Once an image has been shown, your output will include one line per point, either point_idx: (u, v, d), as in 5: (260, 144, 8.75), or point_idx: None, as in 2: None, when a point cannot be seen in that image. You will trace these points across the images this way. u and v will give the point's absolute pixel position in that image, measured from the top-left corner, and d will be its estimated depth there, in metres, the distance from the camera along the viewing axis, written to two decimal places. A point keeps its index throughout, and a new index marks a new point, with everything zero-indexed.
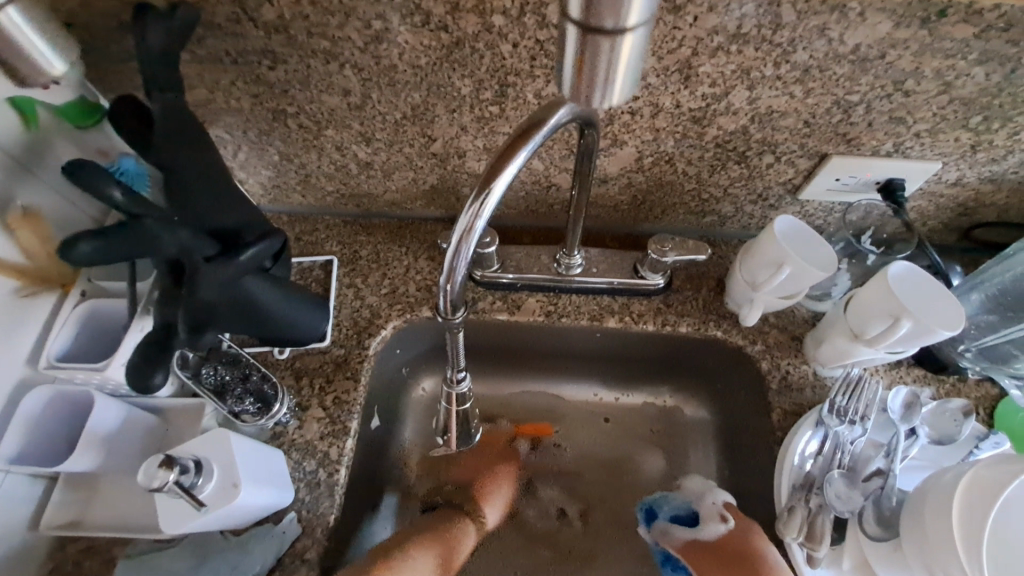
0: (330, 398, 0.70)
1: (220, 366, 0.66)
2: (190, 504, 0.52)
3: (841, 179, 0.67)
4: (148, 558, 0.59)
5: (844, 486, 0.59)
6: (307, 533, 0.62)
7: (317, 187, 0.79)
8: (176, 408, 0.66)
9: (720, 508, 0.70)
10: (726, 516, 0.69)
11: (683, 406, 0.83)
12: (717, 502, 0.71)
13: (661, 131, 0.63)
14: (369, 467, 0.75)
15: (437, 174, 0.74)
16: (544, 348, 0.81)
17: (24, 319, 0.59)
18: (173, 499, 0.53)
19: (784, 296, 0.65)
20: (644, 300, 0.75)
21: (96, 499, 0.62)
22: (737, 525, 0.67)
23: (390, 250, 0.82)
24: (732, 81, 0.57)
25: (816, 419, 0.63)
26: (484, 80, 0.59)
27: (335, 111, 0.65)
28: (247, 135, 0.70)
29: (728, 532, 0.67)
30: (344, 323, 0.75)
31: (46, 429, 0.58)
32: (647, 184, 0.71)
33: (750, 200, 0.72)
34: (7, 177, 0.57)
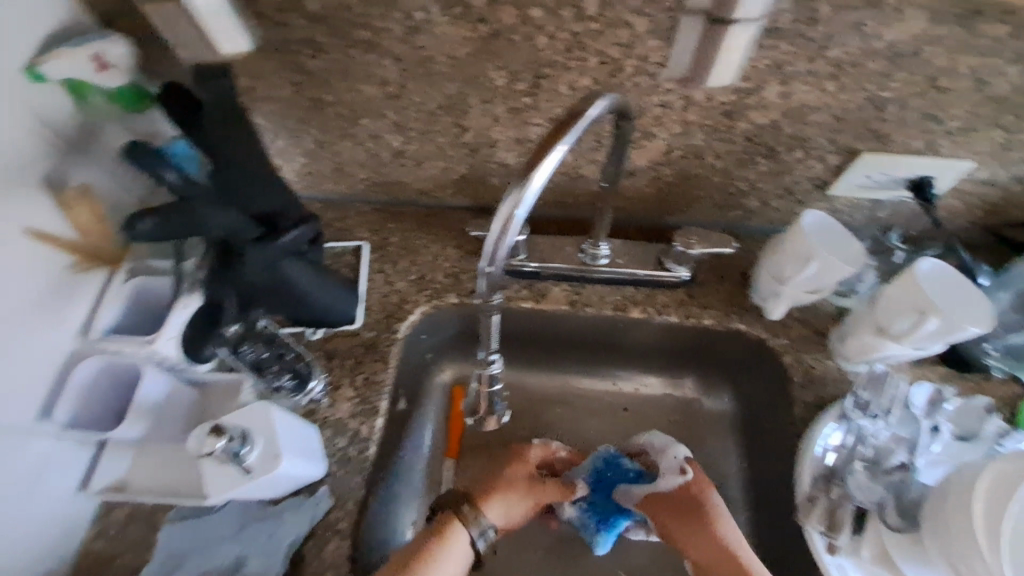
0: (360, 378, 0.72)
1: (257, 343, 0.67)
2: (237, 471, 0.55)
3: (873, 176, 0.68)
4: (197, 521, 0.63)
5: (865, 477, 0.61)
6: (338, 506, 0.65)
7: (349, 175, 0.81)
8: (214, 384, 0.69)
9: (681, 462, 0.73)
10: (685, 469, 0.73)
11: (703, 398, 0.85)
12: (677, 458, 0.74)
13: (692, 124, 0.63)
14: (395, 447, 0.78)
15: (467, 164, 0.76)
16: (568, 338, 0.82)
17: (77, 293, 0.62)
18: (219, 468, 0.55)
19: (810, 291, 0.66)
20: (668, 292, 0.76)
21: (139, 467, 0.65)
22: (693, 478, 0.72)
23: (419, 238, 0.84)
24: (765, 75, 0.58)
25: (840, 413, 0.64)
26: (519, 72, 0.60)
27: (372, 100, 0.67)
28: (285, 123, 0.72)
29: (688, 484, 0.72)
30: (374, 307, 0.78)
31: (95, 398, 0.62)
32: (675, 177, 0.71)
33: (776, 195, 0.73)
34: (62, 158, 0.59)
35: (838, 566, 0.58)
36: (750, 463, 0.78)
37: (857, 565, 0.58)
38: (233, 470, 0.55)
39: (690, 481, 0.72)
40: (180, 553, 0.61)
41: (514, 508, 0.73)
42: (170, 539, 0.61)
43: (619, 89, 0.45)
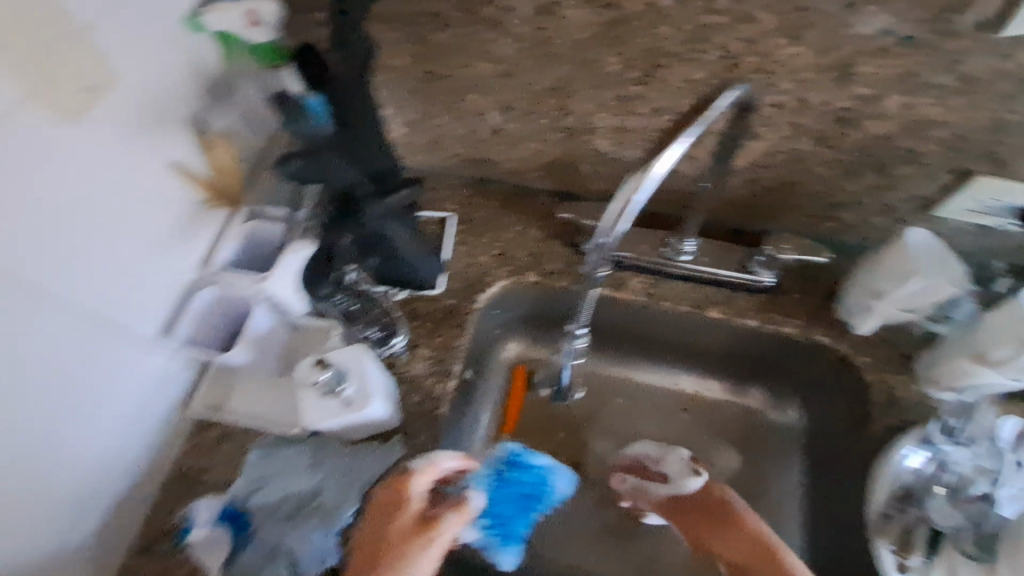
0: (437, 341, 0.76)
1: (347, 295, 0.74)
2: (332, 407, 0.60)
3: (982, 202, 0.66)
4: (278, 450, 0.67)
5: (945, 503, 0.60)
6: (410, 456, 0.68)
7: (445, 148, 0.84)
8: (306, 327, 0.75)
9: (687, 462, 0.79)
10: (698, 469, 0.78)
11: (768, 409, 0.84)
12: (682, 459, 0.79)
13: (802, 128, 0.63)
14: (459, 411, 0.81)
15: (562, 148, 0.78)
16: (637, 330, 0.84)
17: (202, 226, 0.69)
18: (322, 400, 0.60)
19: (905, 309, 0.64)
20: (750, 296, 0.75)
21: (234, 392, 0.71)
22: (709, 482, 0.77)
23: (504, 215, 0.86)
24: (889, 84, 0.57)
25: (922, 435, 0.61)
26: (635, 60, 0.62)
27: (484, 77, 0.70)
28: (396, 93, 0.76)
29: (704, 484, 0.77)
30: (456, 276, 0.81)
31: (207, 323, 0.68)
32: (772, 181, 0.71)
33: (876, 210, 0.71)
34: (205, 103, 0.66)
35: None
36: (815, 480, 0.77)
37: None
38: (329, 406, 0.60)
39: (706, 486, 0.76)
40: (260, 478, 0.65)
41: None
42: (256, 462, 0.66)
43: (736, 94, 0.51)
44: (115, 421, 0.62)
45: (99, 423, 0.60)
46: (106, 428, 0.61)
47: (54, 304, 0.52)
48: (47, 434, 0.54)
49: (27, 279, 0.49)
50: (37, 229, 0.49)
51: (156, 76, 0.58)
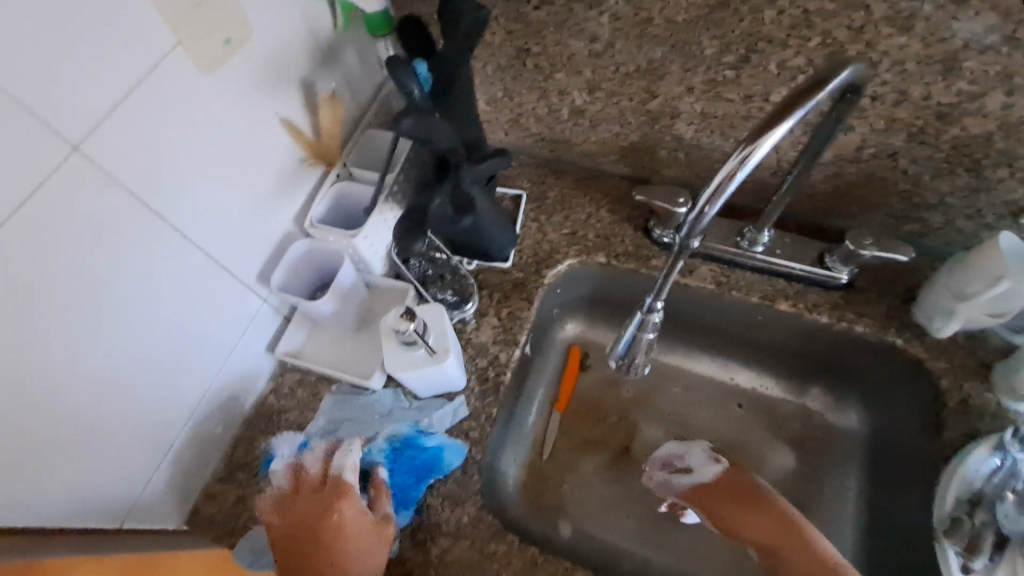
0: (504, 311, 0.78)
1: (423, 260, 0.80)
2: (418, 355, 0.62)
3: None
4: (350, 398, 0.72)
5: (1017, 510, 0.58)
6: (473, 417, 0.71)
7: (524, 127, 0.87)
8: (383, 287, 0.78)
9: (711, 453, 0.77)
10: (718, 458, 0.75)
11: (828, 412, 0.83)
12: (704, 452, 0.77)
13: (897, 122, 0.62)
14: (518, 381, 0.83)
15: (642, 132, 0.79)
16: (699, 320, 0.84)
17: (301, 182, 0.73)
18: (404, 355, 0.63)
19: (991, 314, 0.63)
20: (822, 292, 0.75)
21: (315, 342, 0.76)
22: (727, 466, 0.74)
23: (575, 196, 0.88)
24: (998, 80, 0.56)
25: (997, 442, 0.60)
26: (732, 43, 0.62)
27: (575, 55, 0.72)
28: (486, 69, 0.79)
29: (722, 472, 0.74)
30: (526, 251, 0.83)
31: (299, 274, 0.73)
32: (857, 176, 0.70)
33: (964, 214, 0.69)
34: (317, 66, 0.70)
35: None
36: (875, 486, 0.76)
37: None
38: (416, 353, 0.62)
39: (725, 470, 0.74)
40: (337, 421, 0.70)
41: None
42: (334, 407, 0.72)
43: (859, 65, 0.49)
44: (214, 353, 0.66)
45: (200, 351, 0.64)
46: (206, 358, 0.65)
47: (172, 229, 0.57)
48: (155, 352, 0.59)
49: (153, 202, 0.54)
50: (165, 156, 0.54)
51: (275, 29, 0.62)
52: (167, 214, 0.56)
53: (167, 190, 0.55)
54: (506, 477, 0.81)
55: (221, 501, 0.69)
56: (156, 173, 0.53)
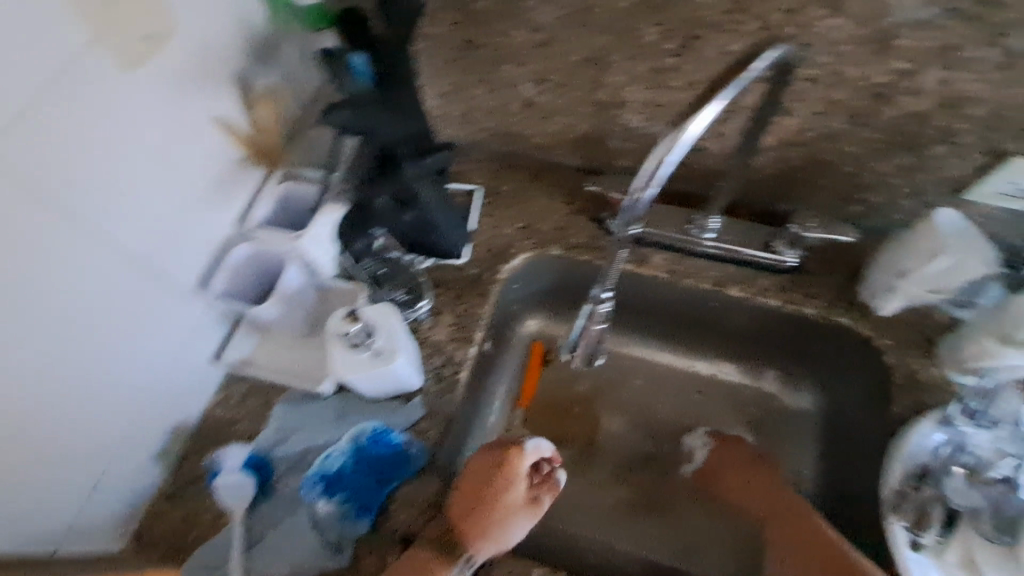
0: (461, 308, 0.77)
1: (374, 260, 0.76)
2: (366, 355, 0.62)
3: (1017, 184, 0.65)
4: (301, 407, 0.69)
5: (962, 483, 0.59)
6: (430, 417, 0.70)
7: (476, 121, 0.85)
8: (335, 290, 0.75)
9: (704, 434, 0.85)
10: (706, 437, 0.84)
11: (783, 394, 0.85)
12: (701, 435, 0.85)
13: (836, 104, 0.63)
14: (479, 379, 0.82)
15: (592, 122, 0.78)
16: (657, 309, 0.84)
17: (240, 183, 0.70)
18: (356, 358, 0.62)
19: (932, 291, 0.64)
20: (773, 276, 0.76)
21: (263, 349, 0.72)
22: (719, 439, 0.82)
23: (531, 190, 0.87)
24: (930, 59, 0.56)
25: (942, 417, 0.62)
26: (673, 30, 0.62)
27: (520, 45, 0.71)
28: (431, 63, 0.77)
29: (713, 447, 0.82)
30: (481, 247, 0.82)
31: (241, 279, 0.69)
32: (802, 160, 0.71)
33: (905, 193, 0.71)
34: (251, 61, 0.67)
35: (918, 561, 0.56)
36: (829, 464, 0.77)
37: (940, 568, 0.56)
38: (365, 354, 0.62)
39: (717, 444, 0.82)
40: (288, 429, 0.68)
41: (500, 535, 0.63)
42: (285, 414, 0.69)
43: (767, 54, 0.54)
44: (154, 366, 0.63)
45: (138, 364, 0.61)
46: (145, 370, 0.62)
47: (103, 230, 0.54)
48: (90, 364, 0.56)
49: (76, 210, 0.51)
50: (85, 158, 0.51)
51: (203, 25, 0.60)
52: (93, 218, 0.53)
53: (95, 190, 0.52)
54: None
55: (167, 521, 0.65)
56: (84, 170, 0.51)
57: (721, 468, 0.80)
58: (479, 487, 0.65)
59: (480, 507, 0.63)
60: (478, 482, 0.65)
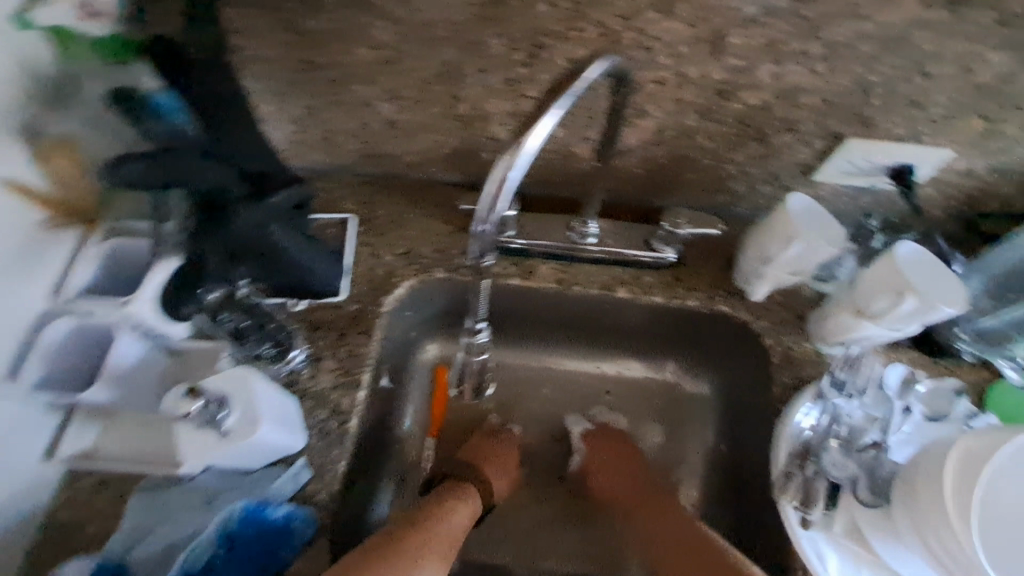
0: (343, 350, 0.71)
1: (236, 312, 0.64)
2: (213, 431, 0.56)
3: (854, 162, 0.69)
4: (163, 492, 0.61)
5: (839, 454, 0.62)
6: (318, 477, 0.64)
7: (338, 144, 0.78)
8: (192, 351, 0.66)
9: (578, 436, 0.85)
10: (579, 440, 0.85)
11: (684, 383, 0.86)
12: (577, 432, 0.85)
13: (685, 103, 0.64)
14: (377, 421, 0.76)
15: (459, 137, 0.75)
16: (555, 318, 0.83)
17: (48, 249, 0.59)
18: (197, 434, 0.56)
19: (792, 273, 0.67)
20: (655, 273, 0.76)
21: (109, 433, 0.63)
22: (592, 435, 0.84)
23: (407, 211, 0.81)
24: (760, 55, 0.58)
25: (816, 392, 0.66)
26: (517, 40, 0.60)
27: (364, 64, 0.65)
28: (270, 86, 0.69)
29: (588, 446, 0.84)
30: (360, 280, 0.76)
31: (64, 360, 0.59)
32: (666, 157, 0.72)
33: (763, 179, 0.74)
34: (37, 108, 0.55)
35: (810, 539, 0.60)
36: (728, 446, 0.79)
37: (828, 538, 0.60)
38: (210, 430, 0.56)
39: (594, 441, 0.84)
40: (145, 525, 0.59)
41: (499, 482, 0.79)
42: (140, 509, 0.60)
43: (608, 56, 0.47)
44: None
45: None
46: None
47: None
48: None
49: None
50: None
51: None
52: None
53: None
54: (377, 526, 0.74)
55: None
56: None
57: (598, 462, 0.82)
58: (490, 449, 0.80)
59: (494, 464, 0.79)
60: (487, 445, 0.81)
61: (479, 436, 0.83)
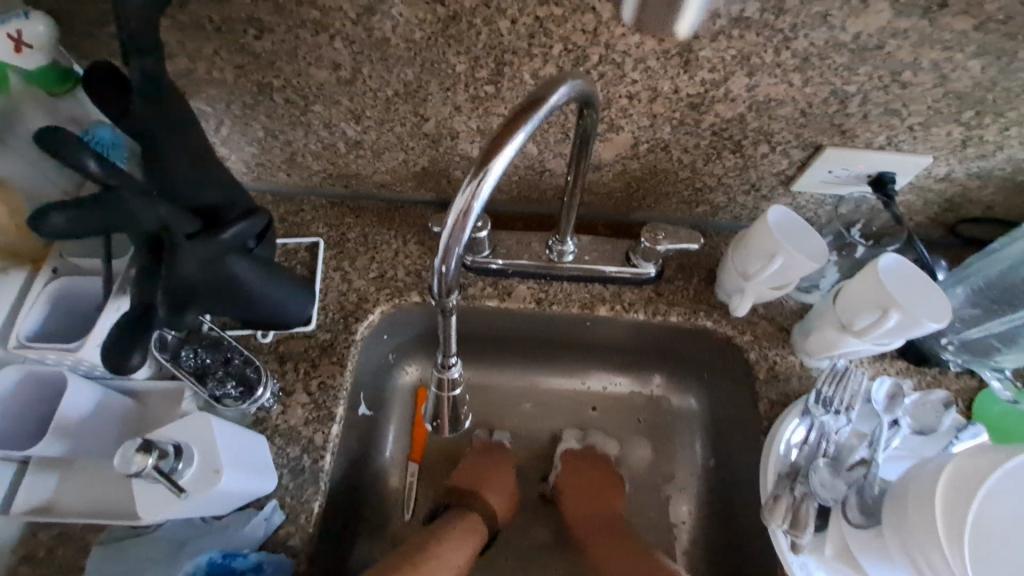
0: (314, 383, 0.67)
1: (200, 348, 0.63)
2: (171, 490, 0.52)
3: (834, 171, 0.67)
4: (124, 545, 0.58)
5: (828, 474, 0.61)
6: (291, 519, 0.61)
7: (304, 166, 0.75)
8: (154, 393, 0.64)
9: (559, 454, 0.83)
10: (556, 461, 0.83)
11: (670, 395, 0.83)
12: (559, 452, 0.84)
13: (659, 117, 0.62)
14: (355, 454, 0.73)
15: (428, 156, 0.72)
16: (537, 336, 0.80)
17: None
18: (153, 486, 0.53)
19: (774, 288, 0.66)
20: (636, 289, 0.74)
21: (67, 484, 0.60)
22: (567, 456, 0.83)
23: (379, 233, 0.78)
24: (732, 67, 0.57)
25: (803, 409, 0.65)
26: (480, 57, 0.58)
27: (324, 85, 0.63)
28: (231, 110, 0.67)
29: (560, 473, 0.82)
30: (331, 308, 0.72)
31: (16, 411, 0.56)
32: (642, 171, 0.70)
33: (743, 190, 0.72)
34: None
35: (802, 565, 0.59)
36: (716, 461, 0.77)
37: (819, 561, 0.59)
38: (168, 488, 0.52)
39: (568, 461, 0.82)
40: None
41: (497, 499, 0.79)
42: (100, 563, 0.57)
43: (576, 73, 0.43)
44: None
45: None
46: None
47: None
48: None
49: None
50: None
51: None
52: None
53: None
54: (358, 562, 0.72)
55: None
56: None
57: (568, 490, 0.81)
58: (485, 468, 0.80)
59: (492, 486, 0.79)
60: (481, 463, 0.81)
61: (474, 454, 0.82)
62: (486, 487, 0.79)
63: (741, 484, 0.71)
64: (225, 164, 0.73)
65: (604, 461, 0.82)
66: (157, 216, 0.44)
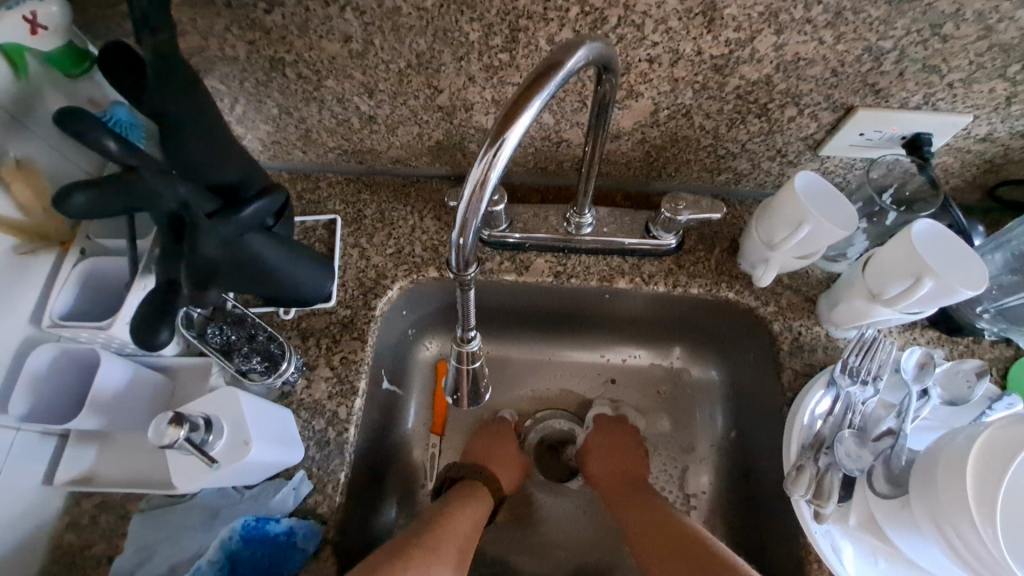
0: (337, 358, 0.68)
1: (224, 326, 0.64)
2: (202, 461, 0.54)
3: (866, 134, 0.64)
4: (162, 513, 0.61)
5: (854, 445, 0.60)
6: (319, 490, 0.62)
7: (319, 142, 0.74)
8: (184, 367, 0.66)
9: (590, 420, 0.84)
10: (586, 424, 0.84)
11: (690, 367, 0.83)
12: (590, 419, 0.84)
13: (680, 81, 0.60)
14: (380, 426, 0.75)
15: (443, 129, 0.71)
16: (555, 309, 0.80)
17: (25, 276, 0.59)
18: (184, 456, 0.55)
19: (799, 256, 0.64)
20: (656, 261, 0.73)
21: (106, 455, 0.63)
22: (597, 424, 0.83)
23: (395, 209, 0.78)
24: (759, 24, 0.54)
25: (828, 378, 0.64)
26: (494, 24, 0.56)
27: (336, 58, 0.62)
28: (244, 87, 0.67)
29: (586, 442, 0.83)
30: (350, 284, 0.72)
31: (55, 388, 0.59)
32: (662, 138, 0.68)
33: (768, 156, 0.70)
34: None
35: (825, 533, 0.59)
36: (737, 433, 0.77)
37: (842, 531, 0.59)
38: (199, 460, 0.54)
39: (597, 428, 0.82)
40: (148, 546, 0.59)
41: (512, 470, 0.81)
42: (141, 527, 0.60)
43: (594, 34, 0.41)
44: None
45: None
46: None
47: None
48: None
49: None
50: None
51: None
52: None
53: None
54: (384, 530, 0.74)
55: None
56: None
57: (593, 454, 0.82)
58: (496, 446, 0.81)
59: (503, 462, 0.80)
60: (490, 441, 0.82)
61: (484, 431, 0.84)
62: (504, 458, 0.80)
63: (763, 454, 0.70)
64: (242, 142, 0.73)
65: (634, 435, 0.82)
66: (177, 196, 0.44)
